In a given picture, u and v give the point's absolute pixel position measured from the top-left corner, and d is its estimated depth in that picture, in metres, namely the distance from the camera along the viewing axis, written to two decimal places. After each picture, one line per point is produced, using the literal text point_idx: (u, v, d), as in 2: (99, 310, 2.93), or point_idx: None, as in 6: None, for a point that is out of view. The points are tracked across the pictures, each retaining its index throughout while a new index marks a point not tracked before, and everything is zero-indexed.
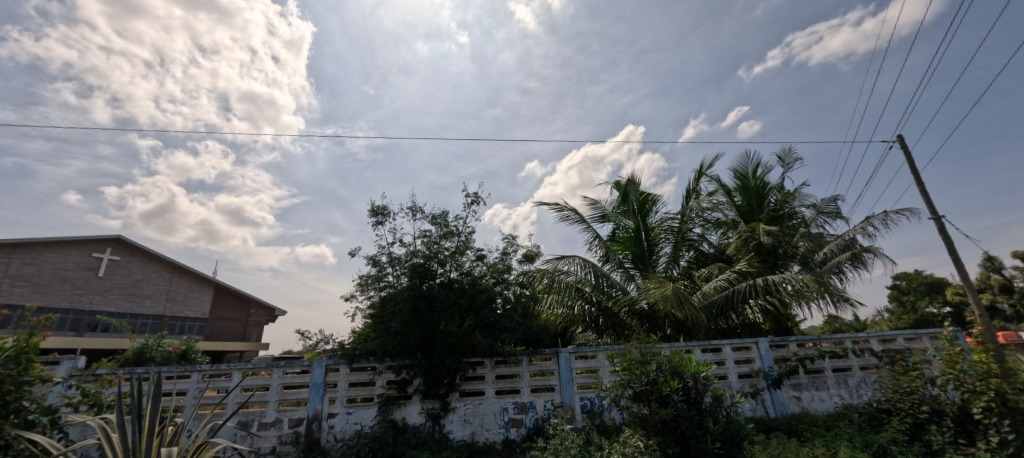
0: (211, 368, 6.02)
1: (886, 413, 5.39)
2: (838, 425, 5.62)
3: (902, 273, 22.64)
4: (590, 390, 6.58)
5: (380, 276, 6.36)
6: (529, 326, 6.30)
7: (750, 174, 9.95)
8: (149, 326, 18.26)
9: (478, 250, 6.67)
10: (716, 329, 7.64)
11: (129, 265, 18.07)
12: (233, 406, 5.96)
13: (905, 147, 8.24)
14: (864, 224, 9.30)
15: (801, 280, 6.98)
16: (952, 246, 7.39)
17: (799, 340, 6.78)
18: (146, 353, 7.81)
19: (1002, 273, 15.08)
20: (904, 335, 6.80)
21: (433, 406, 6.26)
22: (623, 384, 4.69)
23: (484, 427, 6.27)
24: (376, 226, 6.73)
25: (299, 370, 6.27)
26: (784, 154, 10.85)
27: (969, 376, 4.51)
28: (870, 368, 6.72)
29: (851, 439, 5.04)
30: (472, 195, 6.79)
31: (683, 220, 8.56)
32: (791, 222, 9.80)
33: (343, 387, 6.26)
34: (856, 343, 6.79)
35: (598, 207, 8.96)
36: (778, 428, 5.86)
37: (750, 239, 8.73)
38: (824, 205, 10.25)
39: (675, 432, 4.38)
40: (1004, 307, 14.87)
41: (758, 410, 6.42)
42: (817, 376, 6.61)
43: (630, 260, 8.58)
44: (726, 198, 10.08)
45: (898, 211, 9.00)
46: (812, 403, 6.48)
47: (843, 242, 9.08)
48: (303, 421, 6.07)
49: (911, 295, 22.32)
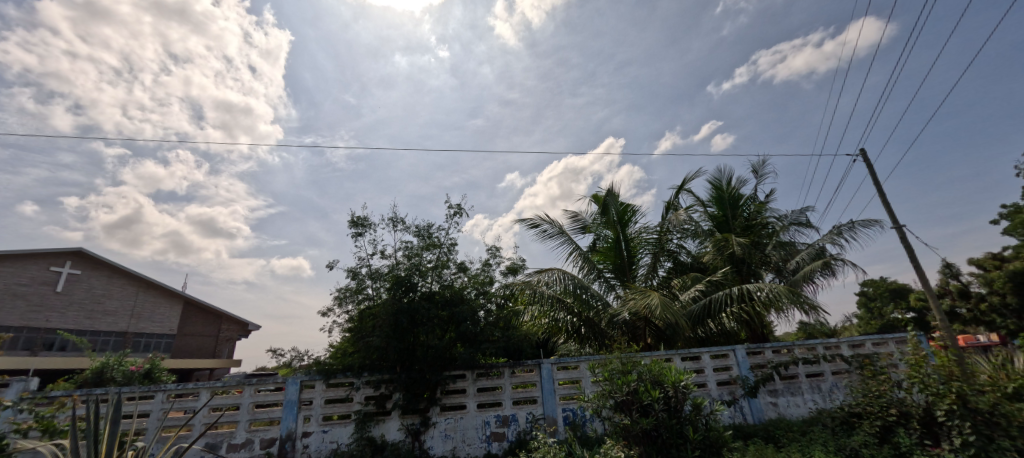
0: (176, 387, 5.76)
1: (857, 417, 5.52)
2: (813, 430, 5.75)
3: (869, 280, 23.42)
4: (572, 401, 6.57)
5: (359, 289, 6.24)
6: (510, 338, 6.25)
7: (725, 184, 10.23)
8: (112, 343, 17.49)
9: (460, 262, 6.65)
10: (695, 338, 7.77)
11: (90, 279, 17.19)
12: (200, 427, 5.77)
13: (869, 160, 8.67)
14: (833, 233, 9.64)
15: (772, 289, 7.16)
16: (914, 254, 7.73)
17: (774, 347, 6.94)
18: (106, 373, 7.33)
19: (960, 279, 15.85)
20: (871, 340, 7.06)
21: (413, 422, 6.11)
22: (604, 395, 4.71)
23: (465, 442, 6.16)
24: (357, 236, 6.65)
25: (272, 387, 6.08)
26: (758, 166, 11.21)
27: (933, 379, 4.69)
28: (841, 373, 6.92)
29: (825, 443, 5.17)
30: (454, 208, 6.98)
31: (662, 231, 8.75)
32: (763, 231, 10.13)
33: (318, 404, 6.08)
34: (827, 349, 6.99)
35: (578, 219, 9.03)
36: (756, 435, 5.96)
37: (724, 248, 9.03)
38: (795, 215, 10.59)
39: (656, 441, 4.38)
40: (963, 312, 15.62)
41: (737, 418, 6.51)
42: (791, 382, 6.77)
43: (610, 271, 8.64)
44: (702, 209, 10.33)
45: (864, 221, 9.37)
46: (788, 409, 6.62)
47: (814, 251, 9.42)
48: (276, 441, 5.85)
49: (877, 301, 23.11)
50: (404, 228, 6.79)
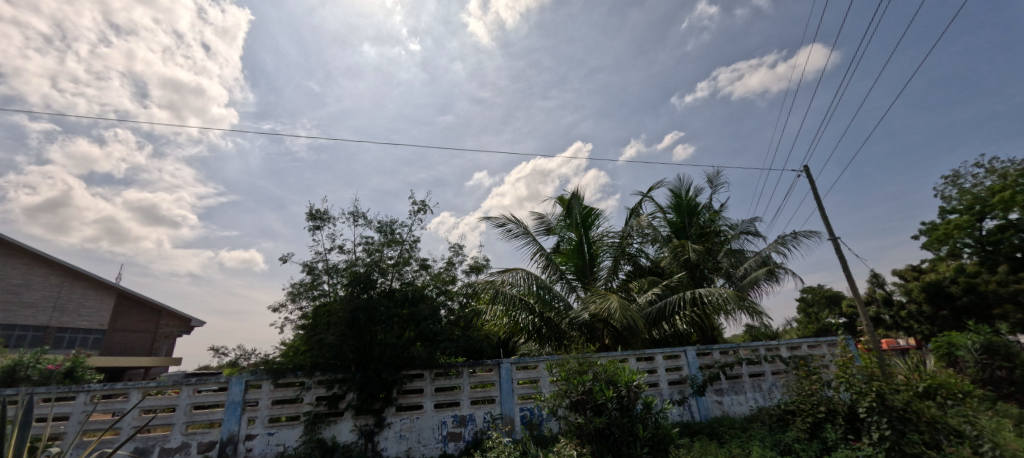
0: (102, 388, 5.32)
1: (791, 414, 5.87)
2: (752, 427, 6.10)
3: (808, 287, 25.14)
4: (529, 400, 6.62)
5: (314, 284, 6.01)
6: (470, 338, 6.21)
7: (683, 193, 10.66)
8: (29, 338, 15.89)
9: (422, 260, 6.53)
10: (650, 339, 8.03)
11: (6, 267, 15.54)
12: (128, 431, 5.37)
13: (811, 176, 9.30)
14: (778, 242, 10.26)
15: (722, 293, 7.53)
16: (846, 264, 8.37)
17: (721, 349, 7.30)
18: (19, 372, 6.63)
19: (885, 288, 17.33)
20: (807, 343, 7.57)
21: (366, 423, 5.95)
22: (561, 395, 4.77)
23: (420, 442, 6.07)
24: (315, 230, 6.40)
25: (214, 387, 5.74)
26: (714, 176, 11.76)
27: (857, 379, 5.10)
28: (780, 373, 7.38)
29: (763, 439, 5.51)
30: (417, 204, 6.86)
31: (623, 235, 8.99)
32: (716, 238, 10.63)
33: (264, 405, 5.79)
34: (768, 350, 7.45)
35: (543, 221, 9.12)
36: (701, 431, 6.24)
37: (680, 253, 9.40)
38: (745, 225, 11.19)
39: (608, 439, 4.50)
40: (886, 318, 17.09)
41: (685, 415, 6.81)
42: (735, 381, 7.15)
43: (572, 272, 8.78)
44: (662, 215, 10.72)
45: (805, 232, 10.05)
46: (732, 407, 6.98)
47: (760, 259, 10.00)
48: (215, 445, 5.53)
49: (814, 307, 24.84)
50: (365, 223, 6.60)
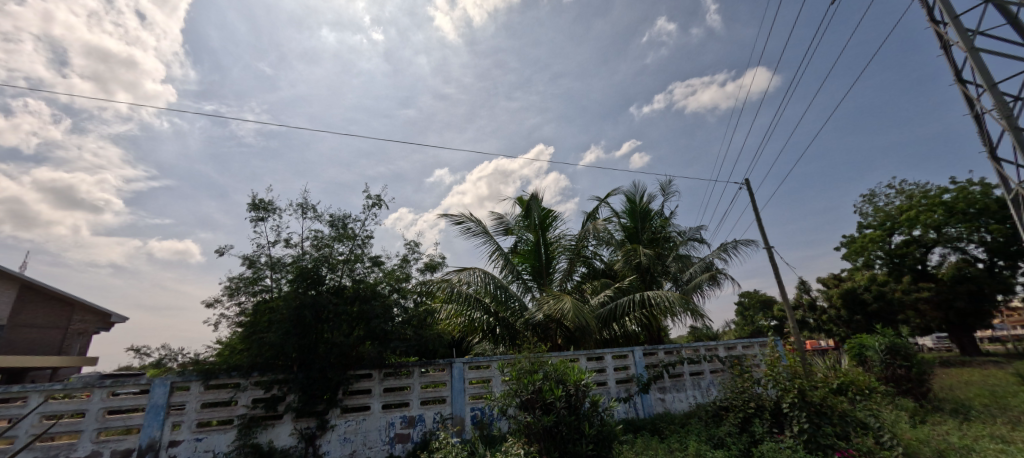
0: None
1: (725, 410, 6.22)
2: (690, 422, 6.43)
3: (745, 291, 26.93)
4: (480, 400, 6.59)
5: (255, 279, 5.64)
6: (422, 337, 6.07)
7: (637, 199, 11.06)
8: None
9: (375, 257, 6.31)
10: (600, 339, 8.25)
11: None
12: (25, 439, 4.78)
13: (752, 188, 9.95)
14: (721, 249, 10.89)
15: (668, 296, 7.87)
16: (779, 270, 9.03)
17: (666, 349, 7.63)
18: None
19: (810, 294, 18.91)
20: (742, 343, 8.09)
21: (308, 426, 5.66)
22: (511, 394, 4.77)
23: (366, 445, 5.86)
24: (258, 221, 6.01)
25: (134, 390, 5.25)
26: (665, 184, 12.29)
27: (783, 376, 5.50)
28: (717, 372, 7.83)
29: (700, 434, 5.82)
30: (372, 199, 6.63)
31: (579, 238, 9.16)
32: (666, 244, 11.10)
33: (192, 408, 5.35)
34: (708, 350, 7.89)
35: (502, 221, 9.12)
36: (644, 428, 6.49)
37: (632, 257, 9.73)
38: (692, 232, 11.79)
39: (556, 437, 4.57)
40: (811, 321, 18.65)
41: (630, 412, 7.05)
42: (677, 379, 7.50)
43: (528, 273, 8.83)
44: (617, 219, 11.05)
45: (745, 240, 10.73)
46: (674, 404, 7.32)
47: (705, 264, 10.56)
48: (132, 453, 5.05)
49: (750, 310, 26.64)
50: (315, 216, 6.29)
